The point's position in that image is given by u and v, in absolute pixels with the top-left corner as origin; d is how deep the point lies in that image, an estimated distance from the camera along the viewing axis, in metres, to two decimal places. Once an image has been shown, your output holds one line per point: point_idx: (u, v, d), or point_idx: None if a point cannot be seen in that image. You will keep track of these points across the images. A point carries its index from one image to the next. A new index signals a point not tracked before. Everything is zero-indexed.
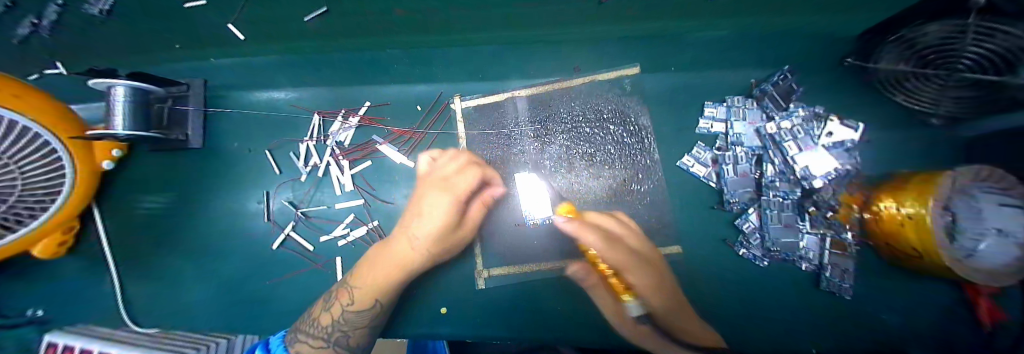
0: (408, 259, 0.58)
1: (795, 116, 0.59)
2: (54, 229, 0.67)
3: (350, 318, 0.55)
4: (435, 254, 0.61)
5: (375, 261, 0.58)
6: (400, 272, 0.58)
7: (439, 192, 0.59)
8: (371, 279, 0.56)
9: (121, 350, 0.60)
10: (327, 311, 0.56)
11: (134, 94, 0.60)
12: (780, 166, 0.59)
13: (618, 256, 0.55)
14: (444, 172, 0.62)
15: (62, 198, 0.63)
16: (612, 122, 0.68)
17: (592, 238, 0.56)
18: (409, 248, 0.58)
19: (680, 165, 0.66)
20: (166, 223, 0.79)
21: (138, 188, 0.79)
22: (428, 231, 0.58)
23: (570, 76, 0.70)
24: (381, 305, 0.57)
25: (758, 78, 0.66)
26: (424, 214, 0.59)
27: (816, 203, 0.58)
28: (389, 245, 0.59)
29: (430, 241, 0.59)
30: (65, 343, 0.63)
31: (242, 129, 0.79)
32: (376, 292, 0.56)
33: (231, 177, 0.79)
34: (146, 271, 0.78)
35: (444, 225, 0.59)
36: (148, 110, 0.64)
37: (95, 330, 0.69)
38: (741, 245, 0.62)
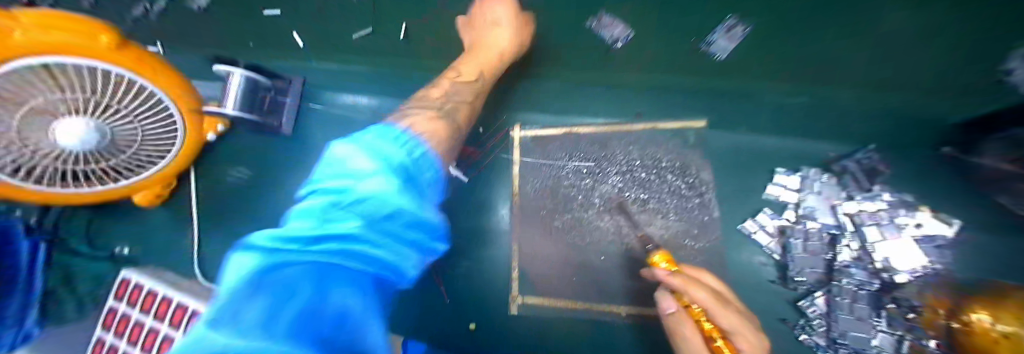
0: (503, 48, 0.56)
1: (879, 201, 0.57)
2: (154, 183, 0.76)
3: (457, 87, 0.56)
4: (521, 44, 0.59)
5: (468, 58, 0.58)
6: (497, 64, 0.59)
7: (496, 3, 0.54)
8: (471, 64, 0.57)
9: (177, 293, 0.68)
10: (435, 90, 0.56)
11: (247, 83, 0.71)
12: (857, 252, 0.55)
13: (733, 319, 0.41)
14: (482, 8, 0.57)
15: (164, 161, 0.68)
16: (670, 171, 0.68)
17: (705, 295, 0.42)
18: (496, 49, 0.56)
19: (742, 229, 0.63)
20: (247, 194, 0.90)
21: (231, 160, 0.91)
22: (504, 36, 0.56)
23: (632, 121, 0.71)
24: (484, 82, 0.60)
25: (838, 152, 0.63)
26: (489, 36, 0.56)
27: (896, 300, 0.53)
28: (483, 40, 0.57)
29: (512, 43, 0.57)
30: (138, 281, 0.72)
31: (327, 125, 0.89)
32: (481, 66, 0.58)
33: (308, 164, 0.88)
34: (221, 233, 0.88)
35: (518, 23, 0.56)
36: (254, 96, 0.74)
37: (163, 274, 0.78)
38: (803, 329, 0.56)
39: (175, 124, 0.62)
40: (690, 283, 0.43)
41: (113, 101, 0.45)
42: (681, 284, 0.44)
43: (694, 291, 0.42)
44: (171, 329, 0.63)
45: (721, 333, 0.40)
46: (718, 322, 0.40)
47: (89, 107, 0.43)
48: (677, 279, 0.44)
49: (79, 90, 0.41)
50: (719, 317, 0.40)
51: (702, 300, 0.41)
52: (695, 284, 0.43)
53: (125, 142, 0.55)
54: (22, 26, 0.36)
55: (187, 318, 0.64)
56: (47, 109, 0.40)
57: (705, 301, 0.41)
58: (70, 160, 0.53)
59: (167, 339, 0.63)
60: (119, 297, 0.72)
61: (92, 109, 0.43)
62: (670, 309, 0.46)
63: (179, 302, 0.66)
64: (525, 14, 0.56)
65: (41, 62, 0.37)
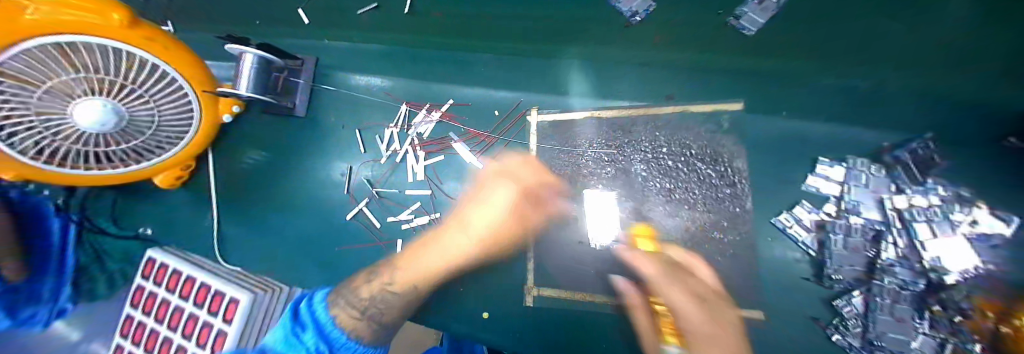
0: (463, 247, 0.63)
1: (932, 195, 0.51)
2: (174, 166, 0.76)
3: (388, 297, 0.60)
4: (490, 247, 0.66)
5: (421, 249, 0.64)
6: (445, 264, 0.63)
7: (498, 183, 0.67)
8: (416, 261, 0.62)
9: (206, 277, 0.72)
10: (369, 284, 0.61)
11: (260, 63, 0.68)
12: (902, 250, 0.51)
13: (695, 324, 0.50)
14: (496, 168, 0.71)
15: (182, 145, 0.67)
16: (700, 159, 0.63)
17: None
18: (464, 240, 0.63)
19: (775, 222, 0.59)
20: (262, 176, 0.90)
21: (245, 143, 0.91)
22: (487, 217, 0.64)
23: (659, 104, 0.67)
24: (429, 279, 0.62)
25: (890, 142, 0.56)
26: (485, 202, 0.65)
27: (942, 302, 0.49)
28: (441, 233, 0.65)
29: (482, 237, 0.64)
30: (167, 263, 0.77)
31: (334, 104, 0.84)
32: (415, 277, 0.61)
33: (317, 146, 0.86)
34: (239, 215, 0.89)
35: (503, 217, 0.64)
36: (266, 77, 0.72)
37: (188, 255, 0.82)
38: (835, 329, 0.54)
39: (189, 105, 0.60)
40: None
41: (138, 86, 0.50)
42: (660, 283, 0.56)
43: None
44: (196, 306, 0.70)
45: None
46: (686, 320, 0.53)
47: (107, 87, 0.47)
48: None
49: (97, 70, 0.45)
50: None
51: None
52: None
53: (142, 122, 0.54)
54: (35, 1, 0.38)
55: (209, 298, 0.70)
56: (67, 90, 0.44)
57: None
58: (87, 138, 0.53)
59: (194, 315, 0.69)
60: (145, 276, 0.78)
61: (114, 90, 0.48)
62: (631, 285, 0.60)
63: (201, 282, 0.72)
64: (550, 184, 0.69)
65: (53, 41, 0.40)
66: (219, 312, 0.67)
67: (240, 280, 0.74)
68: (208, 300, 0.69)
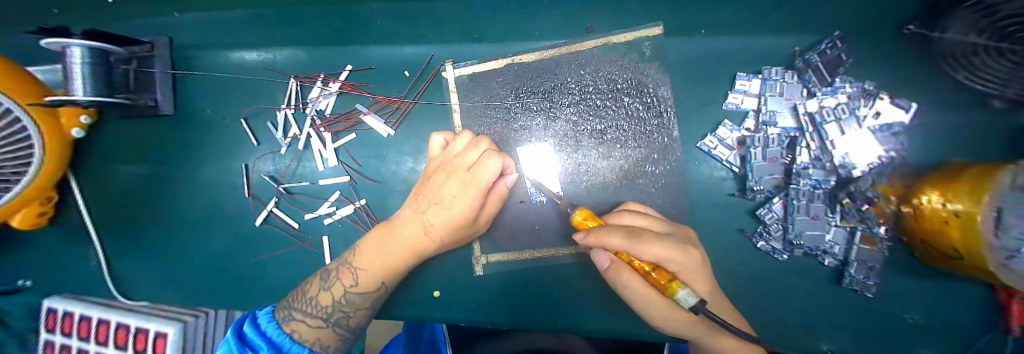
0: (420, 243, 0.53)
1: (842, 93, 0.52)
2: (30, 200, 0.61)
3: (354, 300, 0.50)
4: (450, 242, 0.55)
5: (383, 239, 0.53)
6: (410, 257, 0.53)
7: (450, 183, 0.52)
8: (375, 263, 0.51)
9: (118, 316, 0.64)
10: (327, 290, 0.50)
11: (93, 56, 0.52)
12: (815, 152, 0.52)
13: (655, 245, 0.40)
14: (464, 162, 0.52)
15: (34, 170, 0.57)
16: (626, 93, 0.60)
17: (620, 240, 0.39)
18: (423, 233, 0.53)
19: (702, 146, 0.59)
20: (146, 194, 0.75)
21: (112, 160, 0.74)
22: (459, 203, 0.52)
23: (581, 39, 0.61)
24: (388, 286, 0.53)
25: (801, 46, 0.56)
26: (443, 202, 0.53)
27: (852, 194, 0.50)
28: (399, 223, 0.54)
29: (445, 228, 0.53)
30: (63, 309, 0.67)
31: (219, 95, 0.71)
32: (384, 274, 0.52)
33: (207, 147, 0.72)
34: (130, 245, 0.75)
35: (462, 220, 0.53)
36: (111, 73, 0.56)
37: (89, 298, 0.72)
38: (760, 237, 0.58)
39: (23, 129, 0.53)
40: (603, 233, 0.40)
41: None
42: (630, 243, 0.39)
43: (607, 241, 0.39)
44: (119, 350, 0.62)
45: (654, 265, 0.40)
46: (643, 259, 0.40)
47: None
48: (591, 238, 0.41)
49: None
50: (643, 252, 0.39)
51: (619, 246, 0.39)
52: (607, 232, 0.40)
53: None
54: None
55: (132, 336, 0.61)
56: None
57: (624, 246, 0.39)
58: None
59: None
60: (53, 328, 0.68)
61: None
62: (604, 265, 0.44)
63: (116, 322, 0.63)
64: (500, 188, 0.55)
65: None
66: (149, 349, 0.59)
67: (163, 311, 0.66)
68: (131, 340, 0.61)
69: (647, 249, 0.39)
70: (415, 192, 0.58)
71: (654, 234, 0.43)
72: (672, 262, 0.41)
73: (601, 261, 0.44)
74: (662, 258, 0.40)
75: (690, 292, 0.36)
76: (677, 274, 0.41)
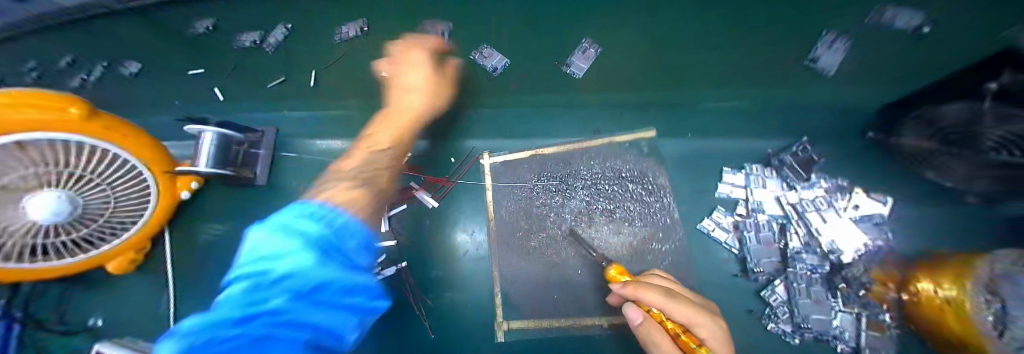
0: (417, 107, 0.63)
1: (817, 188, 0.63)
2: (129, 248, 0.71)
3: (375, 157, 0.57)
4: (438, 93, 0.64)
5: (383, 125, 0.62)
6: (412, 123, 0.64)
7: (411, 71, 0.60)
8: (389, 127, 0.61)
9: None
10: (345, 165, 0.54)
11: (217, 138, 0.71)
12: (805, 238, 0.59)
13: (685, 309, 0.45)
14: (406, 71, 0.60)
15: (134, 228, 0.63)
16: (631, 180, 0.72)
17: (659, 296, 0.45)
18: (410, 99, 0.62)
19: (701, 228, 0.66)
20: (224, 248, 0.89)
21: (203, 218, 0.90)
22: (421, 84, 0.61)
23: (590, 138, 0.76)
24: (404, 142, 0.63)
25: (775, 149, 0.68)
26: (403, 76, 0.61)
27: (847, 280, 0.56)
28: (388, 113, 0.63)
29: (425, 85, 0.61)
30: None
31: (303, 171, 0.90)
32: (399, 132, 0.61)
33: (284, 211, 0.88)
34: (197, 294, 0.85)
35: (431, 71, 0.61)
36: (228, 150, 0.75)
37: (134, 341, 0.76)
38: (769, 318, 0.58)
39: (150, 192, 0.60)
40: (642, 288, 0.47)
41: (86, 171, 0.46)
42: (665, 303, 0.45)
43: (648, 293, 0.46)
44: None
45: (683, 327, 0.45)
46: (676, 319, 0.45)
47: (62, 181, 0.44)
48: (629, 289, 0.48)
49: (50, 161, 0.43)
50: (677, 314, 0.45)
51: (655, 301, 0.45)
52: (646, 287, 0.47)
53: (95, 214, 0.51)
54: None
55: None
56: (16, 187, 0.41)
57: (662, 302, 0.45)
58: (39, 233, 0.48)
59: None
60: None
61: (67, 180, 0.45)
62: (636, 321, 0.48)
63: None
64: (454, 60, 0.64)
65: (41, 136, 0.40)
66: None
67: None
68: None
69: (687, 311, 0.44)
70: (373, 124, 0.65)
71: (686, 301, 0.47)
72: (699, 327, 0.44)
73: (633, 315, 0.49)
74: (692, 321, 0.44)
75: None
76: (706, 341, 0.43)
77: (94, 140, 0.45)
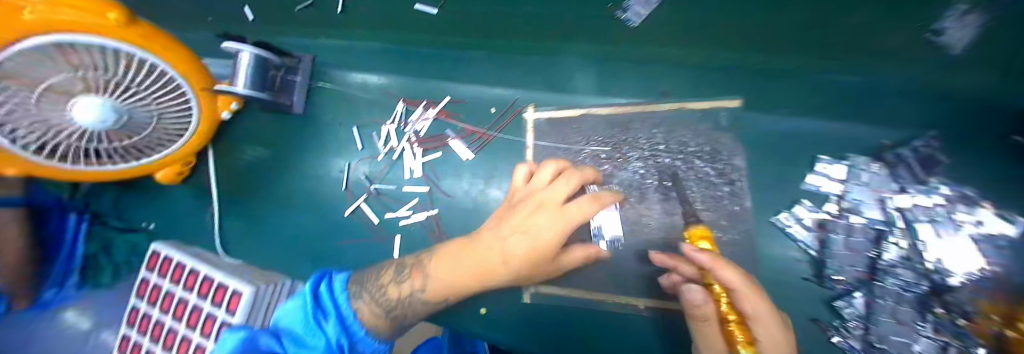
0: (517, 254, 0.48)
1: (937, 195, 0.50)
2: (175, 160, 0.76)
3: (415, 303, 0.52)
4: (534, 267, 0.51)
5: (461, 256, 0.52)
6: (478, 279, 0.51)
7: (559, 181, 0.50)
8: (450, 275, 0.51)
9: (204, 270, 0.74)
10: (397, 286, 0.53)
11: (252, 60, 0.67)
12: (904, 251, 0.50)
13: (756, 303, 0.36)
14: (539, 198, 0.51)
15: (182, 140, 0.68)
16: (699, 156, 0.63)
17: (736, 278, 0.36)
18: (500, 259, 0.49)
19: (775, 222, 0.59)
20: (262, 172, 0.90)
21: (244, 141, 0.91)
22: (541, 233, 0.47)
23: (657, 100, 0.66)
24: (445, 297, 0.53)
25: (892, 140, 0.55)
26: (526, 231, 0.48)
27: (946, 305, 0.47)
28: (477, 240, 0.52)
29: (528, 253, 0.48)
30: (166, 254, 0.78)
31: (336, 103, 0.85)
32: (450, 289, 0.51)
33: (317, 143, 0.86)
34: (240, 212, 0.89)
35: (563, 229, 0.47)
36: (263, 75, 0.72)
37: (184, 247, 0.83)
38: (836, 330, 0.53)
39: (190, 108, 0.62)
40: (721, 261, 0.38)
41: (125, 79, 0.47)
42: (737, 284, 0.36)
43: (722, 266, 0.37)
44: (199, 297, 0.71)
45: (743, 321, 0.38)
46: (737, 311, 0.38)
47: (103, 87, 0.46)
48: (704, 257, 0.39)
49: (93, 66, 0.43)
50: (747, 303, 0.36)
51: (730, 282, 0.36)
52: (728, 264, 0.38)
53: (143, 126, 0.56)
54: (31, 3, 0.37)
55: (212, 288, 0.70)
56: (62, 89, 0.43)
57: (733, 283, 0.36)
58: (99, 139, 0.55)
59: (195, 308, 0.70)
60: (150, 268, 0.78)
61: (106, 88, 0.46)
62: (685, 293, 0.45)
63: (202, 272, 0.73)
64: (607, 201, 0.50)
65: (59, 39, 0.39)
66: (223, 302, 0.67)
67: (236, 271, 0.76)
68: (211, 292, 0.70)
69: (757, 304, 0.36)
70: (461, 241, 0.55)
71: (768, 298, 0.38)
72: (762, 329, 0.36)
73: (693, 291, 0.43)
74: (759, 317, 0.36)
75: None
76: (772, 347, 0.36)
77: (117, 43, 0.43)
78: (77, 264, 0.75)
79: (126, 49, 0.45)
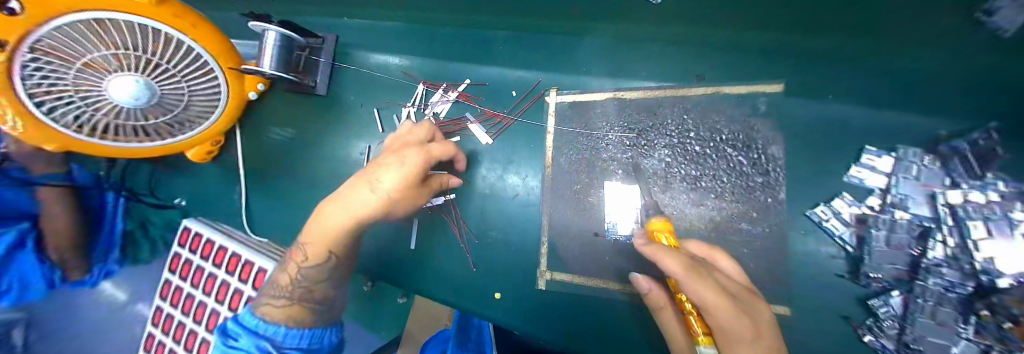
0: (362, 209, 0.49)
1: (992, 192, 0.45)
2: (205, 139, 0.80)
3: (308, 273, 0.53)
4: (395, 208, 0.53)
5: (329, 210, 0.52)
6: (340, 236, 0.52)
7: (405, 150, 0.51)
8: (324, 233, 0.52)
9: (231, 247, 0.77)
10: (287, 272, 0.54)
11: (279, 40, 0.68)
12: (953, 250, 0.46)
13: (710, 295, 0.39)
14: (407, 143, 0.55)
15: (215, 116, 0.73)
16: (731, 145, 0.60)
17: (678, 269, 0.41)
18: (342, 214, 0.50)
19: (811, 216, 0.56)
20: (286, 153, 0.92)
21: (269, 121, 0.93)
22: (385, 188, 0.49)
23: (689, 85, 0.63)
24: (335, 255, 0.54)
25: (950, 131, 0.49)
26: (387, 165, 0.50)
27: (993, 308, 0.43)
28: (345, 193, 0.51)
29: (384, 200, 0.49)
30: (196, 231, 0.82)
31: (356, 85, 0.85)
32: (331, 246, 0.53)
33: (338, 125, 0.87)
34: (265, 191, 0.92)
35: (405, 184, 0.49)
36: (289, 54, 0.73)
37: (219, 224, 0.88)
38: (868, 330, 0.52)
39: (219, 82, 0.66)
40: (662, 251, 0.43)
41: (166, 62, 0.53)
42: (677, 271, 0.41)
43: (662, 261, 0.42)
44: (228, 274, 0.75)
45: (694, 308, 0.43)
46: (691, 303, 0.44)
47: (137, 66, 0.50)
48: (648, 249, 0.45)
49: (133, 48, 0.49)
50: (694, 293, 0.39)
51: (669, 270, 0.42)
52: (670, 255, 0.43)
53: (172, 102, 0.59)
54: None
55: (240, 265, 0.74)
56: (99, 65, 0.48)
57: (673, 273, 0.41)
58: (130, 116, 0.58)
59: (224, 282, 0.74)
60: (183, 243, 0.83)
61: (141, 66, 0.51)
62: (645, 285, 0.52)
63: (231, 251, 0.77)
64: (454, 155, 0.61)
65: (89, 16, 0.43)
66: (249, 278, 0.71)
67: (263, 250, 0.79)
68: (238, 268, 0.74)
69: (706, 293, 0.39)
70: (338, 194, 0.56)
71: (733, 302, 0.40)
72: (731, 333, 0.38)
73: (646, 284, 0.52)
74: (711, 305, 0.39)
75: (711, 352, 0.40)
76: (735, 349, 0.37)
77: (144, 20, 0.48)
78: (117, 240, 0.82)
79: (161, 27, 0.50)
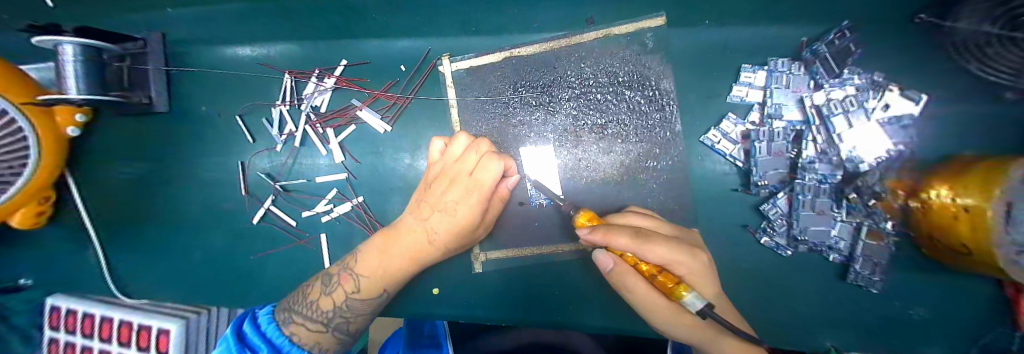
0: (423, 244, 0.52)
1: (849, 85, 0.49)
2: (24, 202, 0.57)
3: (356, 305, 0.50)
4: (455, 246, 0.55)
5: (388, 247, 0.52)
6: (412, 264, 0.53)
7: (453, 188, 0.51)
8: (379, 269, 0.51)
9: (123, 314, 0.65)
10: (329, 295, 0.50)
11: (86, 53, 0.50)
12: (822, 146, 0.50)
13: (659, 251, 0.39)
14: (464, 167, 0.51)
15: (29, 171, 0.53)
16: (628, 86, 0.58)
17: (626, 239, 0.38)
18: (426, 240, 0.52)
19: (705, 141, 0.58)
20: (143, 191, 0.74)
21: (107, 159, 0.73)
22: (453, 220, 0.51)
23: (581, 30, 0.59)
24: (388, 291, 0.53)
25: (810, 36, 0.53)
26: (449, 210, 0.51)
27: (858, 189, 0.48)
28: (401, 228, 0.53)
29: (449, 235, 0.52)
30: (68, 306, 0.68)
31: (212, 91, 0.70)
32: (388, 281, 0.51)
33: (204, 144, 0.72)
34: (129, 243, 0.74)
35: (468, 223, 0.51)
36: (104, 67, 0.54)
37: (89, 295, 0.73)
38: (763, 232, 0.57)
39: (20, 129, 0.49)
40: (611, 233, 0.39)
41: None
42: (630, 245, 0.38)
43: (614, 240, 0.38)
44: (123, 346, 0.64)
45: (660, 268, 0.39)
46: (649, 261, 0.39)
47: None
48: (597, 237, 0.39)
49: None
50: (647, 253, 0.38)
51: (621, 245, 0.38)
52: (614, 230, 0.39)
53: None
54: None
55: (134, 333, 0.63)
56: None
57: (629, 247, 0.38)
58: None
59: None
60: (55, 326, 0.69)
61: None
62: (608, 268, 0.41)
63: (121, 320, 0.65)
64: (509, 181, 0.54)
65: None
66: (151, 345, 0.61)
67: (167, 308, 0.68)
68: (133, 337, 0.63)
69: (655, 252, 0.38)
70: (384, 229, 0.55)
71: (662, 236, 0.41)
72: (679, 266, 0.40)
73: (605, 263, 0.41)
74: (668, 260, 0.40)
75: (696, 296, 0.35)
76: (685, 278, 0.40)
77: None
78: None
79: None
